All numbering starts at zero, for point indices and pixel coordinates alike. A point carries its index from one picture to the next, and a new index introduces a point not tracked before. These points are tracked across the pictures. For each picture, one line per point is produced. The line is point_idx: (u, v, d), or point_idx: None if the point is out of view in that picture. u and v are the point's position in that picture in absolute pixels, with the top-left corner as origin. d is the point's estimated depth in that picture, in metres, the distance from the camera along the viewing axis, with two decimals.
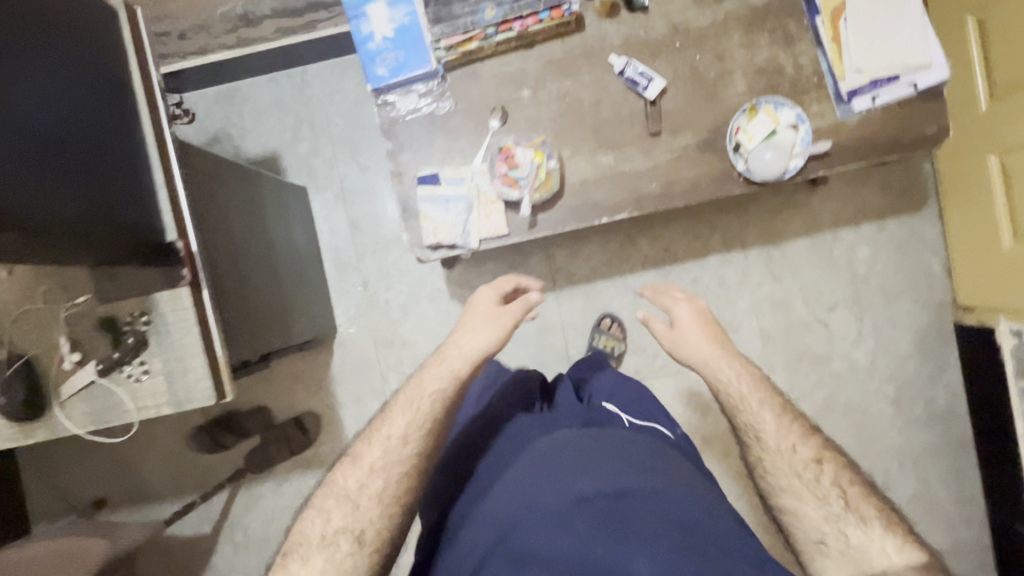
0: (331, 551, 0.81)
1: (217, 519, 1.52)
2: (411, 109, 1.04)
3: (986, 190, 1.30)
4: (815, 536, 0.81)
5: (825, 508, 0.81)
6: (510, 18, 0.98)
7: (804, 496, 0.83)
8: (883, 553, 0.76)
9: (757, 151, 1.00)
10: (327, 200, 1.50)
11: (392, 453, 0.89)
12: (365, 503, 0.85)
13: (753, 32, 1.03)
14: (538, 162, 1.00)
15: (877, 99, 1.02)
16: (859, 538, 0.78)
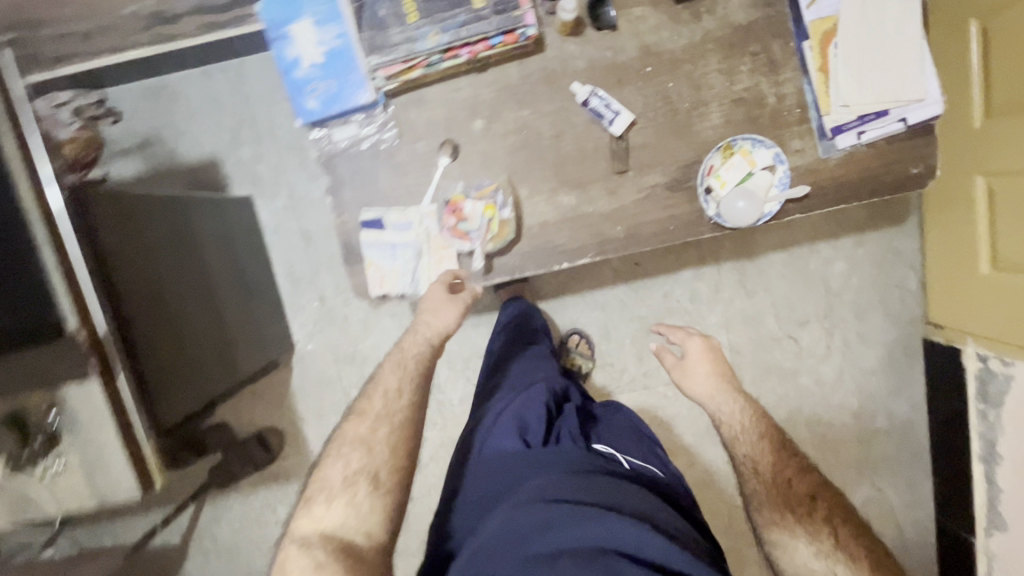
0: (351, 493, 0.82)
1: (185, 531, 1.53)
2: (352, 142, 0.93)
3: (970, 211, 1.23)
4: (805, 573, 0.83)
5: (816, 544, 0.83)
6: (457, 45, 0.84)
7: (795, 530, 0.85)
8: None
9: (729, 199, 0.92)
10: (279, 209, 1.39)
11: (390, 402, 0.90)
12: (377, 447, 0.86)
13: (733, 56, 0.92)
14: (489, 216, 0.92)
15: (864, 135, 0.92)
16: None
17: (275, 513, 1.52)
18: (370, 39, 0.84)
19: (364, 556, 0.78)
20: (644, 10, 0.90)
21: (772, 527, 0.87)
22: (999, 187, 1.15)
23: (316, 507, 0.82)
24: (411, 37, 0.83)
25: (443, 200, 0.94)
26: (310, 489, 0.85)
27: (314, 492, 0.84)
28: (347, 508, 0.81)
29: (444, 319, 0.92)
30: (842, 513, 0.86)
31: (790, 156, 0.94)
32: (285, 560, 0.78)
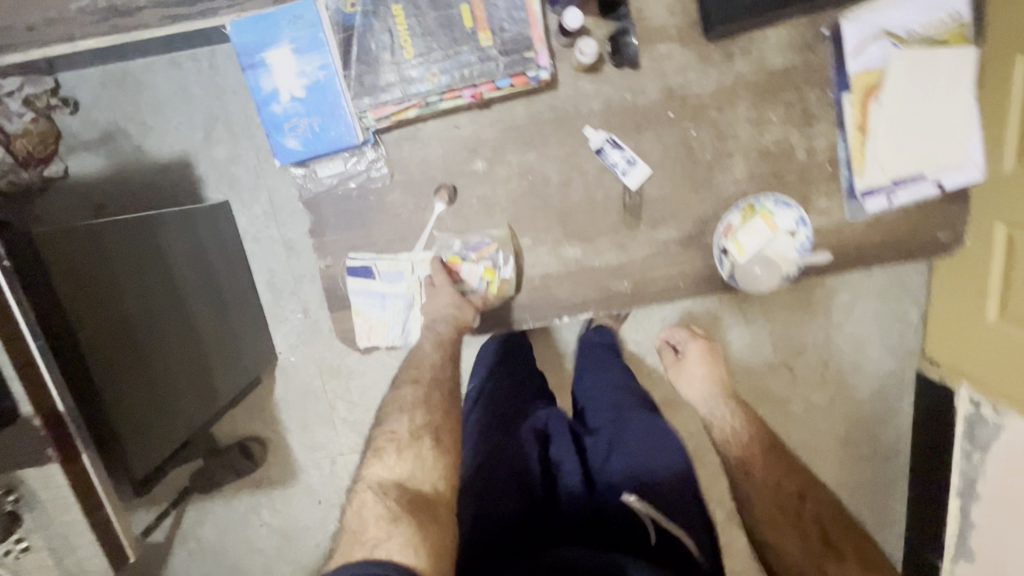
0: (418, 447, 0.75)
1: (169, 531, 1.52)
2: (337, 181, 0.84)
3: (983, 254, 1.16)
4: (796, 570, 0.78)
5: (807, 542, 0.79)
6: (458, 87, 0.74)
7: (786, 528, 0.81)
8: None
9: (746, 268, 0.87)
10: (260, 214, 1.28)
11: (439, 369, 0.83)
12: (435, 408, 0.80)
13: (764, 104, 0.83)
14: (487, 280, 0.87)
15: (894, 198, 0.86)
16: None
17: (259, 517, 1.52)
18: (356, 76, 0.73)
19: (435, 510, 0.70)
20: (670, 48, 0.81)
21: (765, 525, 0.83)
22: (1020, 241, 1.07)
23: (384, 459, 0.74)
24: (406, 77, 0.73)
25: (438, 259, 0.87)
26: (374, 440, 0.77)
27: (380, 444, 0.76)
28: (413, 463, 0.74)
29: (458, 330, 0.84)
30: (836, 519, 0.81)
31: (814, 216, 0.87)
32: (359, 510, 0.70)
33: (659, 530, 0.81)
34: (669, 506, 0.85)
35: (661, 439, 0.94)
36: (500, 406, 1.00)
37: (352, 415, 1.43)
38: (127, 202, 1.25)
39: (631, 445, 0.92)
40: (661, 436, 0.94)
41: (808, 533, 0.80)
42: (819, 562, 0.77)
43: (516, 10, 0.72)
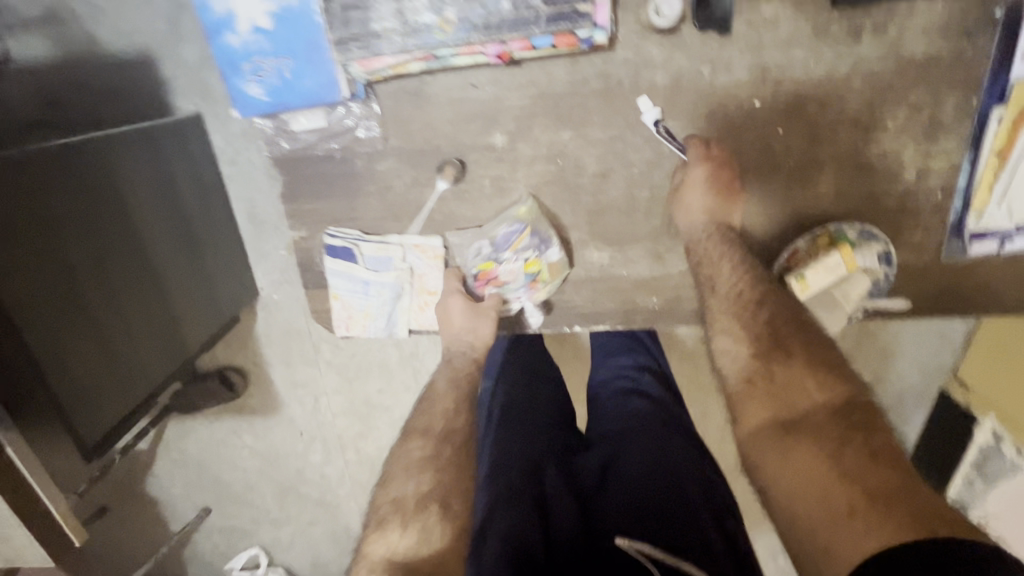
0: (427, 516, 0.67)
1: (152, 442, 1.51)
2: (317, 139, 0.67)
3: None
4: (743, 373, 0.63)
5: (762, 343, 0.63)
6: (477, 44, 0.53)
7: (741, 335, 0.65)
8: (804, 400, 0.59)
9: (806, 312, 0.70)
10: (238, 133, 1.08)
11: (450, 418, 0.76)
12: (445, 464, 0.71)
13: (883, 104, 0.63)
14: (533, 271, 0.71)
15: (1007, 245, 0.68)
16: (787, 378, 0.61)
17: (241, 438, 1.50)
18: (342, 11, 0.53)
19: None
20: (778, 11, 0.59)
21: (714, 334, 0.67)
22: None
23: (391, 532, 0.66)
24: (408, 21, 0.52)
25: (470, 268, 0.73)
26: (379, 510, 0.69)
27: (386, 514, 0.68)
28: (420, 535, 0.66)
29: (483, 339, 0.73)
30: (803, 324, 0.63)
31: (901, 251, 0.70)
32: None
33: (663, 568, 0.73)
34: (679, 542, 0.76)
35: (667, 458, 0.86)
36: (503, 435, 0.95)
37: (337, 358, 1.36)
38: (81, 98, 1.05)
39: (631, 472, 0.84)
40: (667, 454, 0.86)
41: (762, 341, 0.63)
42: (767, 364, 0.62)
43: None
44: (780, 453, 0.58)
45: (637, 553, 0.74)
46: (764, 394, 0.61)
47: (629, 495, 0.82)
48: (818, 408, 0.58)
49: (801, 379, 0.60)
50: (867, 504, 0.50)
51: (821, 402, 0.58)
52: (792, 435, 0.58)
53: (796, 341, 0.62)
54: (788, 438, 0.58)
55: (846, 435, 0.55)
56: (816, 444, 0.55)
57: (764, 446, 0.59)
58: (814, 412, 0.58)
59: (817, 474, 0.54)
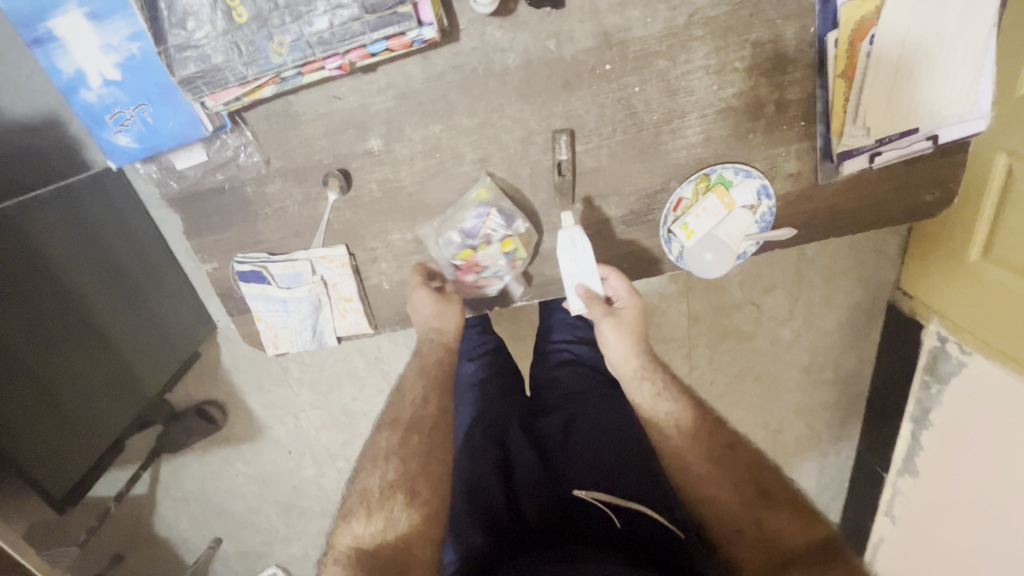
0: (388, 508, 0.70)
1: (150, 485, 1.54)
2: (202, 173, 0.69)
3: (976, 191, 1.06)
4: (730, 514, 0.69)
5: (739, 479, 0.71)
6: (315, 61, 0.56)
7: (720, 479, 0.71)
8: (789, 530, 0.66)
9: (696, 252, 0.75)
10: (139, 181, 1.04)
11: (421, 405, 0.78)
12: (412, 454, 0.74)
13: (727, 48, 0.65)
14: (510, 252, 0.74)
15: (877, 158, 0.71)
16: (772, 516, 0.67)
17: (234, 467, 1.54)
18: (177, 55, 0.54)
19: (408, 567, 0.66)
20: None
21: (691, 480, 0.72)
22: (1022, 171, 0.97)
23: (355, 523, 0.70)
24: (246, 52, 0.54)
25: (448, 260, 0.76)
26: (347, 501, 0.73)
27: (351, 505, 0.72)
28: (382, 524, 0.69)
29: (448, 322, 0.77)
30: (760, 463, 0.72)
31: (781, 182, 0.73)
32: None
33: (621, 514, 0.79)
34: (633, 486, 0.82)
35: (616, 416, 0.92)
36: (468, 406, 0.98)
37: (307, 374, 1.40)
38: None
39: (586, 430, 0.89)
40: (616, 414, 0.92)
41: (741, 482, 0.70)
42: (752, 511, 0.68)
43: None
44: None
45: (597, 502, 0.79)
46: (755, 540, 0.67)
47: (585, 448, 0.87)
48: (803, 543, 0.65)
49: (784, 518, 0.67)
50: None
51: (804, 537, 0.66)
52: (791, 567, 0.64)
53: (770, 479, 0.71)
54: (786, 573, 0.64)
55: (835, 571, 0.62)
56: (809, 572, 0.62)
57: None
58: (801, 550, 0.65)
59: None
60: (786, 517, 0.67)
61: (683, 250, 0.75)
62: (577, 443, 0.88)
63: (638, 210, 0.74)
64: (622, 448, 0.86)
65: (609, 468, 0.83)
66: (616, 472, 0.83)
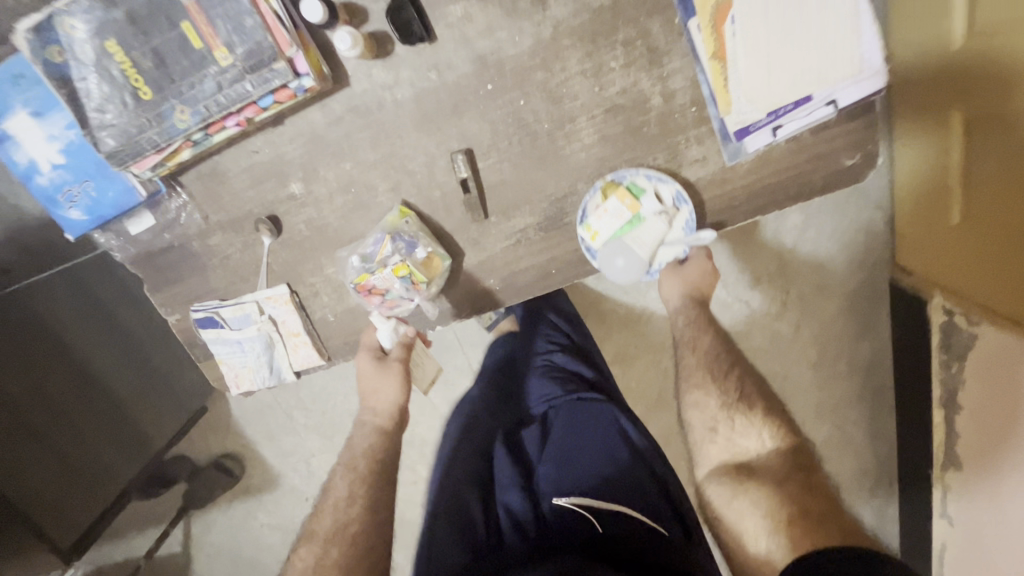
0: None
1: (183, 541, 1.60)
2: (152, 235, 0.78)
3: (941, 156, 0.99)
4: (707, 425, 0.78)
5: (723, 398, 0.77)
6: (217, 120, 0.64)
7: (710, 408, 0.78)
8: (757, 443, 0.74)
9: (606, 259, 0.75)
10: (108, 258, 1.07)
11: (340, 515, 0.80)
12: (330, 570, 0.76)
13: (598, 51, 0.69)
14: (405, 271, 0.74)
15: (779, 131, 0.71)
16: (742, 429, 0.75)
17: (256, 519, 1.57)
18: (100, 134, 0.63)
19: None
20: (467, 7, 0.67)
21: (689, 392, 0.80)
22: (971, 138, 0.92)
23: None
24: (157, 123, 0.62)
25: (350, 281, 0.78)
26: None
27: None
28: None
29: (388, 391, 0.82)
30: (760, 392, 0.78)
31: (688, 168, 0.73)
32: None
33: (603, 518, 0.76)
34: (610, 490, 0.78)
35: (593, 419, 0.87)
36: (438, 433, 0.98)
37: (311, 420, 1.45)
38: None
39: (560, 441, 0.86)
40: (593, 417, 0.87)
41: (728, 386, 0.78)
42: (729, 415, 0.76)
43: (242, 16, 0.59)
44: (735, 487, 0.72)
45: (577, 509, 0.77)
46: (724, 438, 0.76)
47: (563, 456, 0.84)
48: (769, 454, 0.73)
49: (757, 429, 0.75)
50: (804, 522, 0.64)
51: (770, 449, 0.73)
52: (749, 470, 0.72)
53: (757, 399, 0.77)
54: (745, 475, 0.72)
55: (798, 477, 0.70)
56: (764, 481, 0.70)
57: (726, 480, 0.73)
58: (766, 457, 0.73)
59: (774, 512, 0.66)
60: (760, 429, 0.75)
61: (592, 252, 0.76)
62: (560, 455, 0.84)
63: (551, 213, 0.76)
64: (602, 454, 0.82)
65: (586, 477, 0.80)
66: (596, 478, 0.80)
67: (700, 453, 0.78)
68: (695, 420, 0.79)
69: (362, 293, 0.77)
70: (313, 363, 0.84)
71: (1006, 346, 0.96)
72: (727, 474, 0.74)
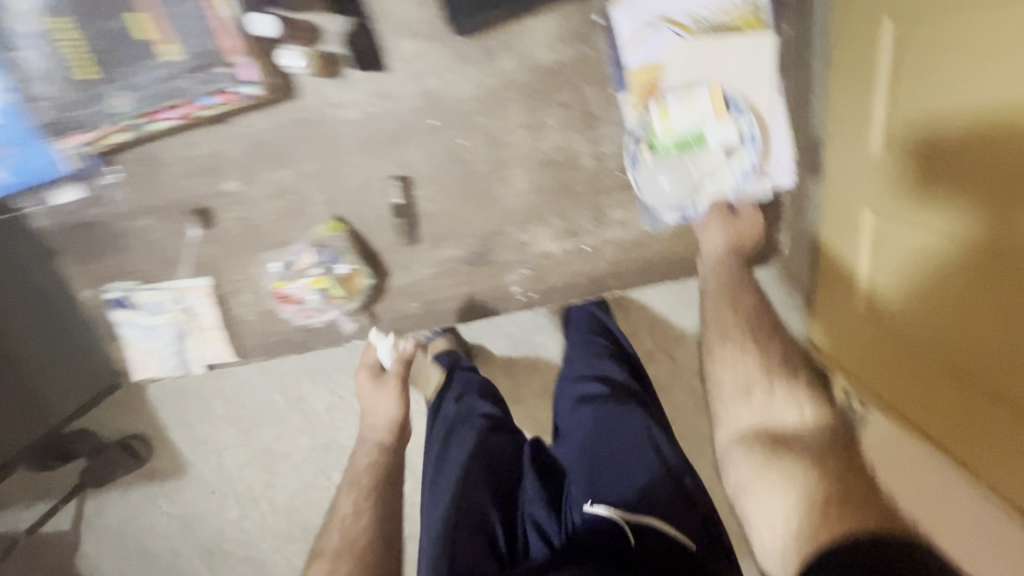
0: None
1: (75, 519, 1.50)
2: (79, 208, 0.77)
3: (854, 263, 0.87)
4: (740, 386, 0.69)
5: (762, 362, 0.70)
6: (153, 112, 0.69)
7: (748, 369, 0.69)
8: (794, 415, 0.66)
9: (655, 170, 0.75)
10: None
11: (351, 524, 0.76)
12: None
13: (538, 108, 0.73)
14: (321, 287, 0.77)
15: (694, 208, 0.77)
16: (783, 400, 0.67)
17: (158, 507, 1.49)
18: (38, 104, 0.69)
19: None
20: (420, 45, 0.71)
21: (718, 351, 0.72)
22: (890, 234, 0.78)
23: None
24: (90, 103, 0.69)
25: (268, 286, 0.80)
26: None
27: None
28: None
29: (387, 404, 0.84)
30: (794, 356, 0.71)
31: (610, 228, 0.79)
32: None
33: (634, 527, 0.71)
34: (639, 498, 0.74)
35: (629, 438, 0.81)
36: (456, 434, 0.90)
37: (230, 411, 1.42)
38: None
39: (588, 450, 0.82)
40: (626, 433, 0.82)
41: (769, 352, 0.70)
42: (767, 380, 0.68)
43: (191, 22, 0.65)
44: (766, 458, 0.64)
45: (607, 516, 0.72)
46: (760, 402, 0.67)
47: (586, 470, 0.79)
48: (809, 424, 0.65)
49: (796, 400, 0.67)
50: (840, 505, 0.56)
51: (810, 424, 0.65)
52: (783, 443, 0.64)
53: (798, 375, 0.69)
54: (780, 446, 0.64)
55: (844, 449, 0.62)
56: (800, 456, 0.63)
57: (756, 449, 0.65)
58: (810, 430, 0.65)
59: (808, 491, 0.59)
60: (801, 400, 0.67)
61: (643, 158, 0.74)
62: (582, 467, 0.80)
63: (479, 249, 0.79)
64: (632, 467, 0.78)
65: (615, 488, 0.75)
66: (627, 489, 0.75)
67: (723, 414, 0.70)
68: (726, 380, 0.71)
69: (279, 300, 0.80)
70: (227, 359, 0.84)
71: (952, 477, 0.79)
72: (759, 446, 0.65)
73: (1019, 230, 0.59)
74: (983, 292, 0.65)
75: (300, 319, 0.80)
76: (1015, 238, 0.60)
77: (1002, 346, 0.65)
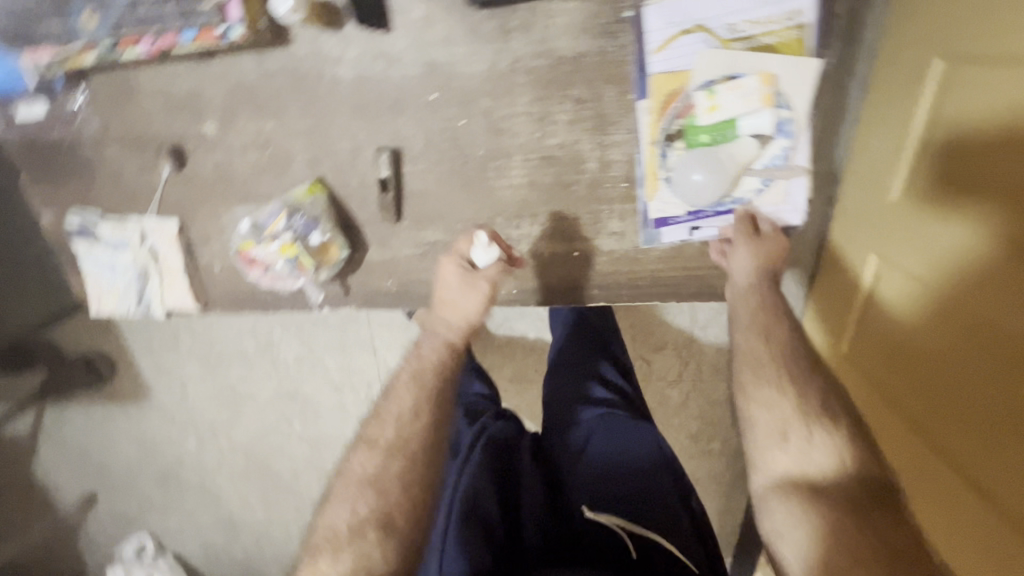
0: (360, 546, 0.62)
1: (32, 426, 1.49)
2: (45, 123, 0.73)
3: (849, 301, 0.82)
4: (775, 430, 0.62)
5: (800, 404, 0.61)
6: (127, 35, 0.63)
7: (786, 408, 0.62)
8: (828, 464, 0.59)
9: (686, 165, 0.67)
10: None
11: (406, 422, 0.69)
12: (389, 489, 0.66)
13: (548, 99, 0.67)
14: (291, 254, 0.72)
15: (696, 231, 0.71)
16: (820, 439, 0.60)
17: (115, 429, 1.47)
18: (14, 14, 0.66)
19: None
20: (430, 10, 0.65)
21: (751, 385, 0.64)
22: (884, 276, 0.72)
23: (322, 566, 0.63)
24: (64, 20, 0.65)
25: (234, 247, 0.75)
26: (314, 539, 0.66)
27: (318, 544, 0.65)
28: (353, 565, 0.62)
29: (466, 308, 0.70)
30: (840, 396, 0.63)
31: (605, 240, 0.73)
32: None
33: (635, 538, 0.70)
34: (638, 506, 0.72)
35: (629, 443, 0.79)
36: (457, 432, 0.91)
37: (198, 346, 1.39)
38: None
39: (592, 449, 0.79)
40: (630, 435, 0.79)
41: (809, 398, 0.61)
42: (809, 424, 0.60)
43: None
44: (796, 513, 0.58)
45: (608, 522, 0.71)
46: (798, 442, 0.60)
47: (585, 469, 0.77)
48: (846, 477, 0.58)
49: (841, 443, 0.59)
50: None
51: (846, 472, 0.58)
52: (819, 496, 0.58)
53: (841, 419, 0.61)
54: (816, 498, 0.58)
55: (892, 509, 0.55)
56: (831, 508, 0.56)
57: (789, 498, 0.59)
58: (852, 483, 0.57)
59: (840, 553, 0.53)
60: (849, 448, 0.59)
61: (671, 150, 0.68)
62: (579, 466, 0.78)
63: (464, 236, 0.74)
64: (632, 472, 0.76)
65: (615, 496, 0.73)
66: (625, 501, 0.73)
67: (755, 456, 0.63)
68: (759, 420, 0.63)
69: (244, 262, 0.75)
70: (186, 308, 0.80)
71: None
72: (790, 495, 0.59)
73: (993, 284, 0.53)
74: (951, 348, 0.60)
75: (267, 282, 0.75)
76: (989, 293, 0.54)
77: (958, 414, 0.60)
